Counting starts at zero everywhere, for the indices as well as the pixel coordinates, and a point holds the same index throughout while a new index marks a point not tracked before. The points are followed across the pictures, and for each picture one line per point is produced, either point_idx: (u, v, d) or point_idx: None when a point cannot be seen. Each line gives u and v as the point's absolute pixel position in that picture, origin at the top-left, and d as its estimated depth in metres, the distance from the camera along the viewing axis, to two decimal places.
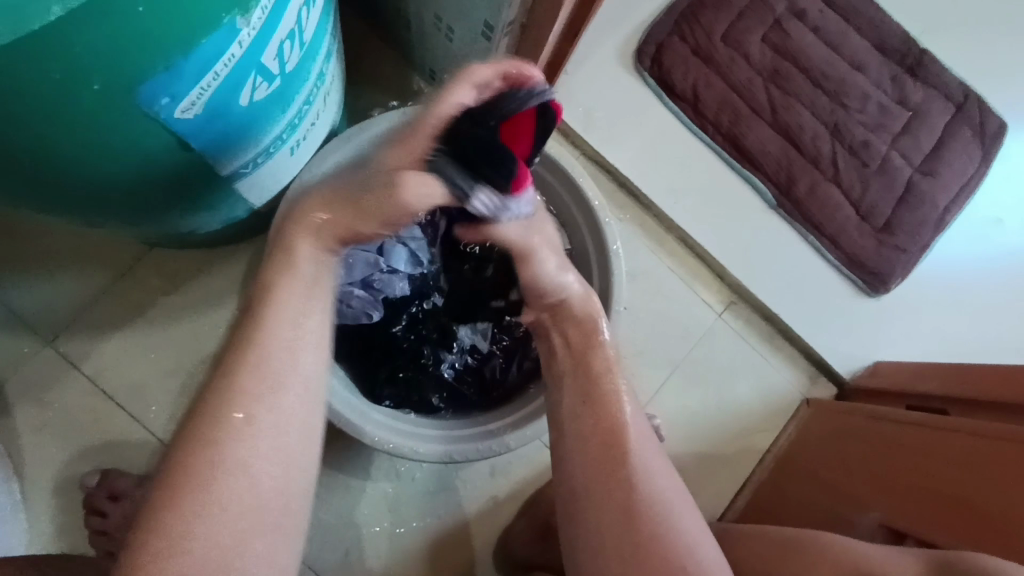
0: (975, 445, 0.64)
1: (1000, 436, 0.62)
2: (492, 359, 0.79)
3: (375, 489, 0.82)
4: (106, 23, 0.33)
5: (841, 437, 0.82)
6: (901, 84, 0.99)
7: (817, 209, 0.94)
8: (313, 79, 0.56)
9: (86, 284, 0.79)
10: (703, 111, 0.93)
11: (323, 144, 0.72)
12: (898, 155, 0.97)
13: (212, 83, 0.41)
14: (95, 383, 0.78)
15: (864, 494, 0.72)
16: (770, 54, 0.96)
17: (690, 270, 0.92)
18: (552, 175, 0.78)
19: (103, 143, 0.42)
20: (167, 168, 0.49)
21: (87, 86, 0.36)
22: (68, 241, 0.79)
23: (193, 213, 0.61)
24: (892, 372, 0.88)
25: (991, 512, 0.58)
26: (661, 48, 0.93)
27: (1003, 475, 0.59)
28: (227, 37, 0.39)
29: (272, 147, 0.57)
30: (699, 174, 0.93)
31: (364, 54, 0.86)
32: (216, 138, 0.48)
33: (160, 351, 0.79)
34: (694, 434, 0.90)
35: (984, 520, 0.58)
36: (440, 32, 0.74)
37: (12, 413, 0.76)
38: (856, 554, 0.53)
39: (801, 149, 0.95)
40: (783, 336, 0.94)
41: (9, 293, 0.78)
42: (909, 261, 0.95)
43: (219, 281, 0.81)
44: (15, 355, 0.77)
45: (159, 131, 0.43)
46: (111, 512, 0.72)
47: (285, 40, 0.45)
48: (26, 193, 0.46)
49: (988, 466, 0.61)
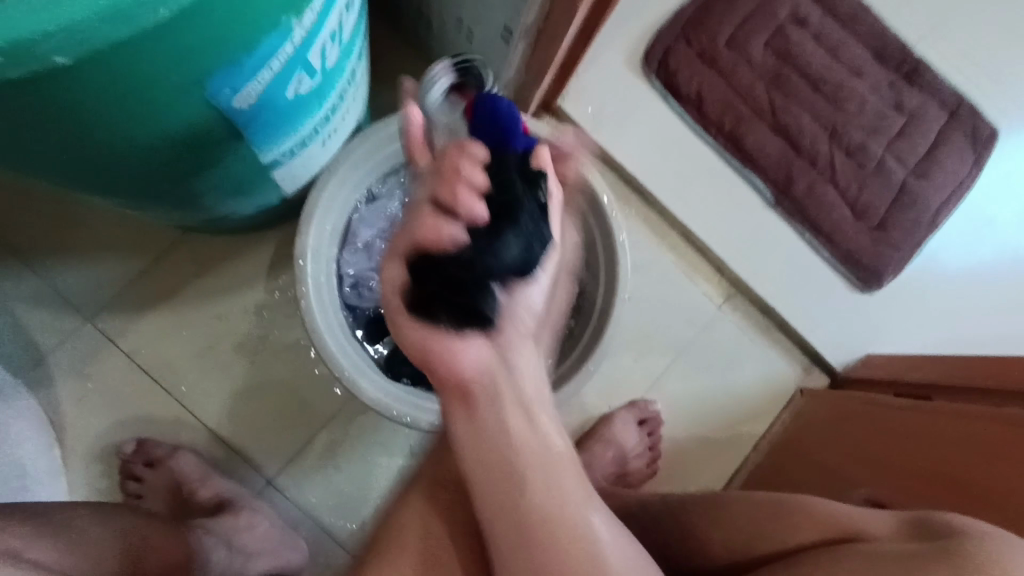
0: (958, 426, 0.69)
1: (980, 412, 0.67)
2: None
3: (392, 463, 0.87)
4: (189, 24, 0.38)
5: (836, 421, 0.86)
6: (897, 90, 1.03)
7: (815, 208, 0.98)
8: (345, 76, 0.61)
9: (123, 266, 0.84)
10: (707, 113, 0.98)
11: (349, 138, 0.77)
12: (893, 158, 1.02)
13: (266, 76, 0.46)
14: (131, 359, 0.83)
15: (856, 473, 0.77)
16: (772, 60, 1.01)
17: (692, 264, 0.97)
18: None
19: (169, 130, 0.47)
20: (216, 154, 0.54)
21: (164, 81, 0.41)
22: (108, 225, 0.84)
23: (230, 199, 0.66)
24: (883, 363, 0.93)
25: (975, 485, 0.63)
26: (668, 52, 0.98)
27: (980, 450, 0.64)
28: (282, 37, 0.44)
29: (308, 138, 0.63)
30: (701, 172, 0.98)
31: (387, 53, 0.91)
32: (262, 128, 0.53)
33: (192, 330, 0.85)
34: (691, 420, 0.95)
35: (961, 492, 0.63)
36: (461, 34, 0.79)
37: (54, 384, 0.81)
38: (840, 518, 0.58)
39: (801, 150, 0.99)
40: (779, 328, 0.98)
41: (53, 273, 0.83)
42: (901, 259, 0.99)
43: (247, 265, 0.86)
44: (57, 331, 0.82)
45: (216, 119, 0.48)
46: (147, 477, 0.79)
47: (327, 40, 0.50)
48: (89, 174, 0.51)
49: (968, 444, 0.66)
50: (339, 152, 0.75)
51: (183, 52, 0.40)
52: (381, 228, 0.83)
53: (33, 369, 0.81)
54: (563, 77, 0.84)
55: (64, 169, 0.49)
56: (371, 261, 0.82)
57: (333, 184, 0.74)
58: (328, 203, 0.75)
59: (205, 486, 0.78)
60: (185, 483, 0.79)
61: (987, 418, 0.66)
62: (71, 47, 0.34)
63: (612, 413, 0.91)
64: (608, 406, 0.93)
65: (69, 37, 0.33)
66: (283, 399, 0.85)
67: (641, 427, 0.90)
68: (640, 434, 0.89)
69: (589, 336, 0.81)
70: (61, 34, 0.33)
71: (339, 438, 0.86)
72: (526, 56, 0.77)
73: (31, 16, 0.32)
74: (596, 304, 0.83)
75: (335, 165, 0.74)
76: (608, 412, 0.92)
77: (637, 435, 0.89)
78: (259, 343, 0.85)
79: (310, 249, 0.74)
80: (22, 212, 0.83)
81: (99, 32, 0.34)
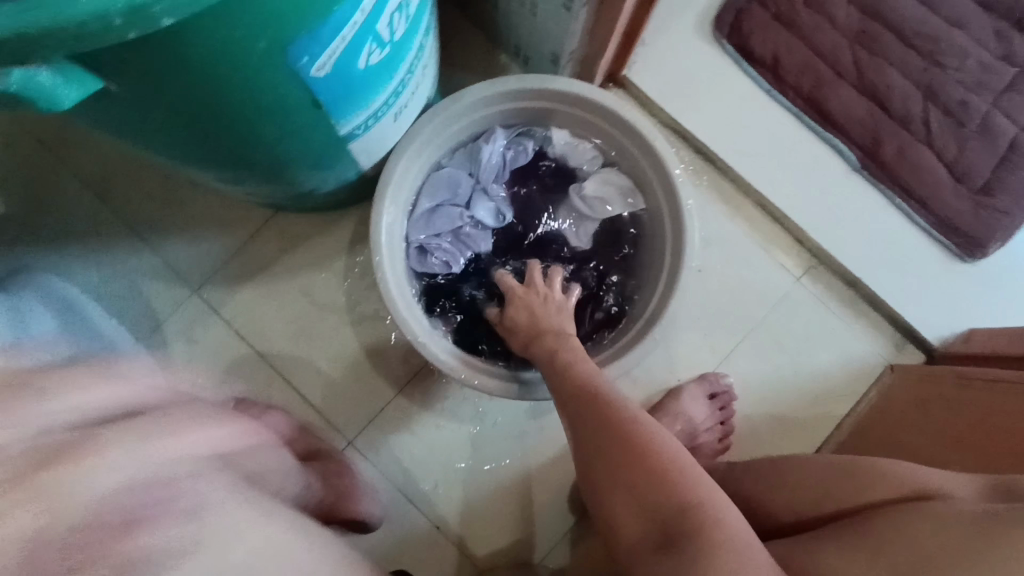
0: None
1: None
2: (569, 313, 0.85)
3: (461, 429, 0.90)
4: None
5: (931, 399, 0.80)
6: (1007, 39, 0.94)
7: (910, 174, 0.92)
8: (413, 50, 0.63)
9: (222, 241, 0.93)
10: (783, 75, 0.94)
11: (421, 114, 0.80)
12: (1001, 114, 0.93)
13: (339, 46, 0.49)
14: (230, 326, 0.91)
15: (939, 447, 0.73)
16: (857, 16, 0.95)
17: (768, 235, 0.94)
18: (609, 122, 0.82)
19: (256, 100, 0.51)
20: (302, 127, 0.59)
21: (252, 48, 0.44)
22: (211, 205, 0.93)
23: (313, 171, 0.71)
24: (988, 338, 0.86)
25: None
26: (740, 16, 0.94)
27: None
28: (353, 6, 0.46)
29: (379, 111, 0.66)
30: (779, 141, 0.94)
31: (454, 37, 0.94)
32: (339, 99, 0.56)
33: (283, 301, 0.92)
34: (766, 392, 0.92)
35: None
36: (524, 7, 0.79)
37: (168, 347, 0.90)
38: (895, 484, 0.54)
39: (889, 111, 0.93)
40: (867, 302, 0.94)
41: (167, 249, 0.92)
42: (1011, 225, 0.90)
43: (331, 240, 0.93)
44: (169, 300, 0.92)
45: (298, 90, 0.52)
46: None
47: (395, 11, 0.53)
48: (187, 139, 0.55)
49: None
50: (411, 127, 0.78)
51: (249, 21, 0.42)
52: (449, 196, 0.86)
53: (153, 333, 0.91)
54: (626, 44, 0.84)
55: (165, 135, 0.54)
56: (434, 229, 0.85)
57: (406, 156, 0.78)
58: (402, 174, 0.78)
59: None
60: None
61: None
62: (174, 8, 0.35)
63: (681, 386, 0.89)
64: (678, 378, 0.92)
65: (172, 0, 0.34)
66: (360, 365, 0.91)
67: (712, 401, 0.88)
68: (711, 408, 0.88)
69: (652, 310, 0.79)
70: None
71: (409, 402, 0.90)
72: (587, 25, 0.77)
73: None
74: (662, 272, 0.82)
75: (409, 139, 0.77)
76: (677, 385, 0.90)
77: (707, 409, 0.87)
78: (343, 314, 0.92)
79: (386, 220, 0.77)
80: (140, 193, 0.93)
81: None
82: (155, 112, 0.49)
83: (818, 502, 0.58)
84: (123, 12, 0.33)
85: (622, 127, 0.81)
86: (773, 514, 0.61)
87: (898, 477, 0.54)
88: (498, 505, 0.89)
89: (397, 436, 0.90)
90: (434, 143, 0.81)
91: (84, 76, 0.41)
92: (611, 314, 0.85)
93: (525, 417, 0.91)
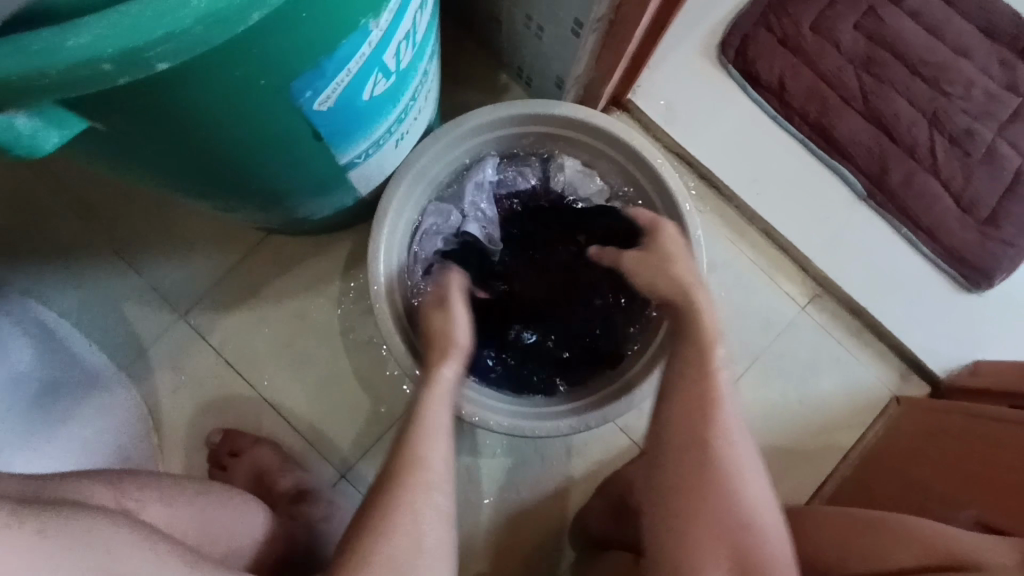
0: None
1: None
2: (568, 342, 0.83)
3: (459, 462, 0.87)
4: (277, 26, 0.38)
5: (937, 434, 0.79)
6: (1011, 69, 0.94)
7: (917, 203, 0.91)
8: (418, 76, 0.61)
9: (210, 264, 0.89)
10: (790, 101, 0.92)
11: (421, 138, 0.77)
12: (1006, 144, 0.93)
13: (344, 79, 0.46)
14: (219, 352, 0.88)
15: (950, 484, 0.72)
16: (864, 42, 0.94)
17: (774, 263, 0.93)
18: (616, 149, 0.80)
19: (254, 134, 0.48)
20: (300, 158, 0.56)
21: (253, 86, 0.42)
22: (199, 226, 0.89)
23: (310, 199, 0.68)
24: (994, 371, 0.85)
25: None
26: (746, 40, 0.93)
27: None
28: (361, 39, 0.44)
29: (381, 139, 0.63)
30: (785, 168, 0.92)
31: (455, 56, 0.91)
32: (342, 131, 0.53)
33: (274, 327, 0.88)
34: (771, 423, 0.90)
35: None
36: (530, 30, 0.77)
37: (152, 375, 0.87)
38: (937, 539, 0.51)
39: (896, 139, 0.92)
40: (871, 332, 0.92)
41: (152, 272, 0.88)
42: (1016, 256, 0.90)
43: (324, 264, 0.89)
44: (156, 325, 0.88)
45: (299, 123, 0.49)
46: (233, 467, 0.82)
47: (402, 41, 0.50)
48: (179, 172, 0.52)
49: None
50: (411, 153, 0.75)
51: (249, 57, 0.39)
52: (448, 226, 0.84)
53: (136, 361, 0.87)
54: (633, 69, 0.82)
55: (154, 169, 0.51)
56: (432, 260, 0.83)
57: (406, 183, 0.74)
58: (400, 201, 0.75)
59: (284, 475, 0.82)
60: (266, 473, 0.82)
61: None
62: (171, 52, 0.32)
63: None
64: None
65: (169, 43, 0.31)
66: (354, 394, 0.88)
67: None
68: None
69: (659, 344, 0.77)
70: (162, 40, 0.31)
71: None
72: (595, 50, 0.75)
73: (130, 27, 0.30)
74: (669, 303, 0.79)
75: (409, 165, 0.74)
76: None
77: None
78: (337, 341, 0.88)
79: (384, 248, 0.74)
80: (125, 214, 0.89)
81: (201, 35, 0.32)
82: (146, 147, 0.46)
83: (843, 555, 0.55)
84: (113, 57, 0.31)
85: (630, 155, 0.79)
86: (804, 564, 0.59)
87: (928, 539, 0.52)
88: (497, 539, 0.86)
89: None
90: (433, 168, 0.78)
91: (66, 117, 0.38)
92: (614, 346, 0.83)
93: (526, 448, 0.88)
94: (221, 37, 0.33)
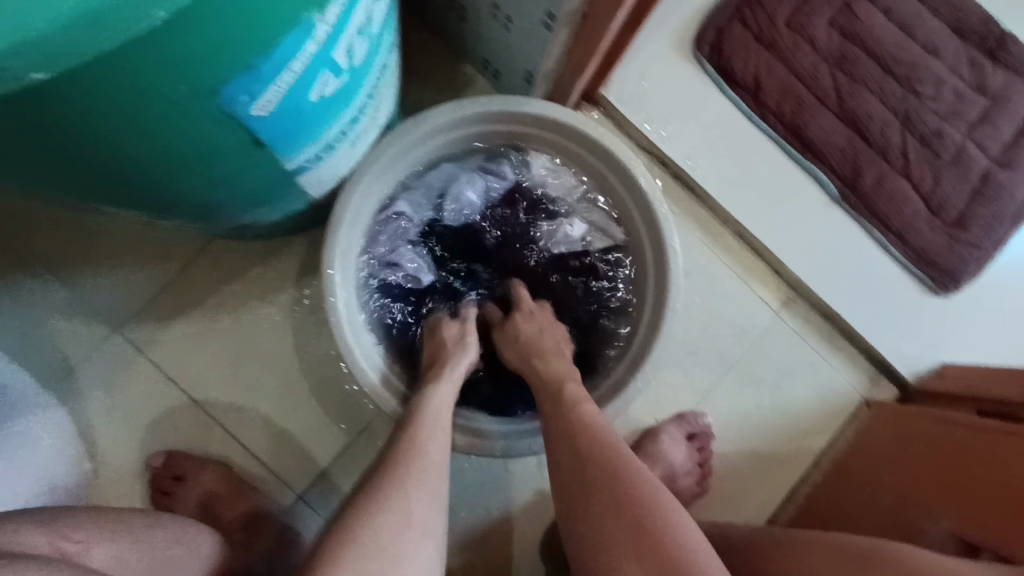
0: (1012, 449, 0.65)
1: None
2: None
3: None
4: (191, 19, 0.32)
5: (908, 441, 0.79)
6: (980, 69, 0.93)
7: (888, 206, 0.90)
8: (374, 72, 0.54)
9: (148, 272, 0.81)
10: (765, 99, 0.90)
11: (379, 137, 0.71)
12: (974, 145, 0.92)
13: (286, 81, 0.40)
14: (159, 369, 0.80)
15: (922, 491, 0.71)
16: (838, 39, 0.92)
17: (747, 266, 0.90)
18: (588, 150, 0.75)
19: (180, 142, 0.42)
20: (240, 167, 0.49)
21: (169, 88, 0.36)
22: (133, 230, 0.81)
23: (255, 208, 0.62)
24: (962, 374, 0.85)
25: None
26: (721, 35, 0.90)
27: None
28: (304, 35, 0.38)
29: (335, 142, 0.56)
30: (758, 168, 0.90)
31: (416, 47, 0.85)
32: (286, 136, 0.47)
33: (221, 340, 0.81)
34: (746, 428, 0.89)
35: None
36: (496, 21, 0.71)
37: (84, 396, 0.79)
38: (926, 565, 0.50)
39: (868, 139, 0.91)
40: (843, 335, 0.91)
41: (80, 282, 0.80)
42: (982, 258, 0.90)
43: (277, 270, 0.83)
44: (86, 341, 0.80)
45: (233, 131, 0.43)
46: (178, 492, 0.76)
47: (355, 35, 0.44)
48: (95, 189, 0.45)
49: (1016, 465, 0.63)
50: (368, 153, 0.68)
51: (161, 57, 0.33)
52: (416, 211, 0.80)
53: (63, 381, 0.78)
54: (606, 64, 0.78)
55: (64, 183, 0.44)
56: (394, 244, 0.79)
57: (365, 184, 0.68)
58: (359, 203, 0.69)
59: (234, 502, 0.76)
60: (216, 498, 0.76)
61: None
62: (36, 60, 0.27)
63: (661, 427, 0.85)
64: (656, 419, 0.88)
65: (30, 50, 0.27)
66: (312, 410, 0.82)
67: (691, 442, 0.84)
68: (690, 449, 0.84)
69: (633, 357, 0.73)
70: (23, 48, 0.27)
71: (366, 452, 0.82)
72: (566, 44, 0.70)
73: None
74: (644, 312, 0.76)
75: (364, 166, 0.68)
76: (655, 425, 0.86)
77: (686, 450, 0.83)
78: (290, 353, 0.82)
79: (340, 256, 0.68)
80: (47, 217, 0.80)
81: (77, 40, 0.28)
82: (48, 160, 0.40)
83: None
84: None
85: (603, 156, 0.75)
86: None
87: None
88: (465, 559, 0.83)
89: (352, 489, 0.81)
90: (393, 170, 0.72)
91: None
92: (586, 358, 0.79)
93: (493, 461, 0.84)
94: (113, 40, 0.29)
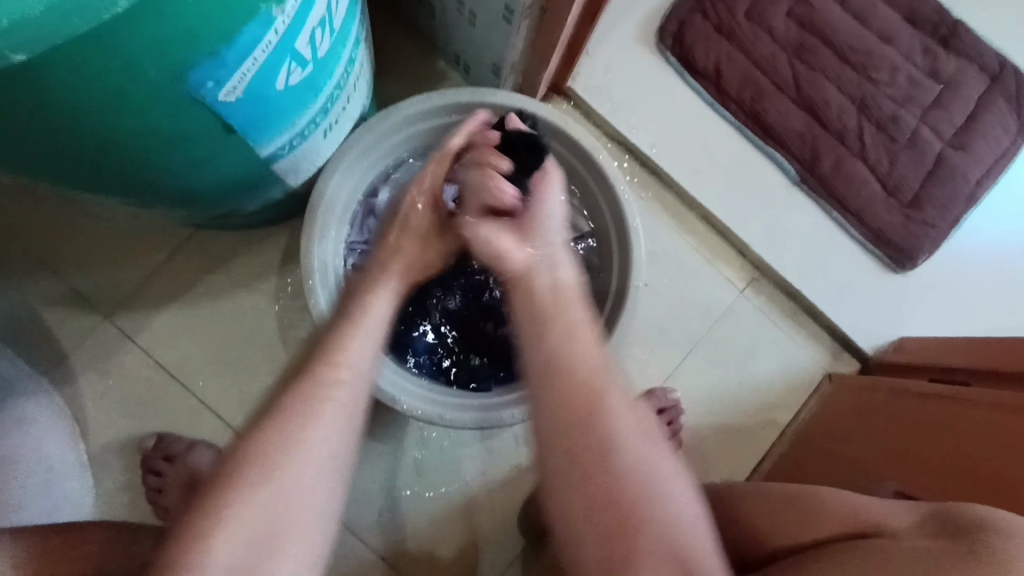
0: (956, 412, 0.69)
1: (980, 400, 0.67)
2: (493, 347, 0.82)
3: (406, 456, 0.87)
4: (156, 8, 0.36)
5: (865, 411, 0.82)
6: (933, 56, 0.98)
7: (846, 188, 0.94)
8: (342, 64, 0.58)
9: (135, 262, 0.85)
10: (726, 88, 0.94)
11: (353, 128, 0.75)
12: (928, 129, 0.96)
13: (251, 69, 0.44)
14: (148, 355, 0.84)
15: (875, 455, 0.75)
16: (795, 29, 0.96)
17: (712, 248, 0.94)
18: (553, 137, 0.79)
19: (156, 127, 0.45)
20: (215, 152, 0.53)
21: (142, 74, 0.40)
22: (121, 223, 0.85)
23: (235, 194, 0.65)
24: (916, 346, 0.89)
25: (979, 475, 0.61)
26: (683, 27, 0.93)
27: (981, 431, 0.64)
28: (264, 26, 0.42)
29: (307, 130, 0.60)
30: (721, 154, 0.94)
31: (389, 43, 0.89)
32: (256, 123, 0.51)
33: (207, 327, 0.85)
34: (714, 401, 0.93)
35: (969, 476, 0.62)
36: (463, 16, 0.75)
37: (76, 383, 0.82)
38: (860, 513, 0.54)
39: (826, 125, 0.95)
40: (805, 313, 0.95)
41: (71, 273, 0.84)
42: (937, 237, 0.94)
43: (261, 259, 0.86)
44: (77, 329, 0.83)
45: (205, 116, 0.46)
46: (166, 473, 0.79)
47: (317, 27, 0.48)
48: (81, 173, 0.49)
49: (958, 428, 0.67)
50: (343, 144, 0.72)
51: (132, 44, 0.37)
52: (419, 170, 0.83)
53: (56, 367, 0.82)
54: (571, 55, 0.82)
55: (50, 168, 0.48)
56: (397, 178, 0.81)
57: (340, 172, 0.72)
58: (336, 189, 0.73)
59: None
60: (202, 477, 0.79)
61: (981, 403, 0.67)
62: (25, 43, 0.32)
63: None
64: None
65: (18, 29, 0.32)
66: None
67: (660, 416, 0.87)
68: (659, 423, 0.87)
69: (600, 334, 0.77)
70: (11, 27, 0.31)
71: None
72: (529, 37, 0.74)
73: None
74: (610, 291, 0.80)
75: (339, 156, 0.71)
76: None
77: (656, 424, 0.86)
78: (274, 337, 0.85)
79: (319, 237, 0.72)
80: (39, 212, 0.84)
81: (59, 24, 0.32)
82: (34, 144, 0.43)
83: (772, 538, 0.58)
84: None
85: (567, 144, 0.78)
86: (738, 548, 0.60)
87: (846, 516, 0.54)
88: (445, 531, 0.86)
89: None
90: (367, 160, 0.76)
91: None
92: None
93: (471, 437, 0.88)
94: (80, 27, 0.33)
